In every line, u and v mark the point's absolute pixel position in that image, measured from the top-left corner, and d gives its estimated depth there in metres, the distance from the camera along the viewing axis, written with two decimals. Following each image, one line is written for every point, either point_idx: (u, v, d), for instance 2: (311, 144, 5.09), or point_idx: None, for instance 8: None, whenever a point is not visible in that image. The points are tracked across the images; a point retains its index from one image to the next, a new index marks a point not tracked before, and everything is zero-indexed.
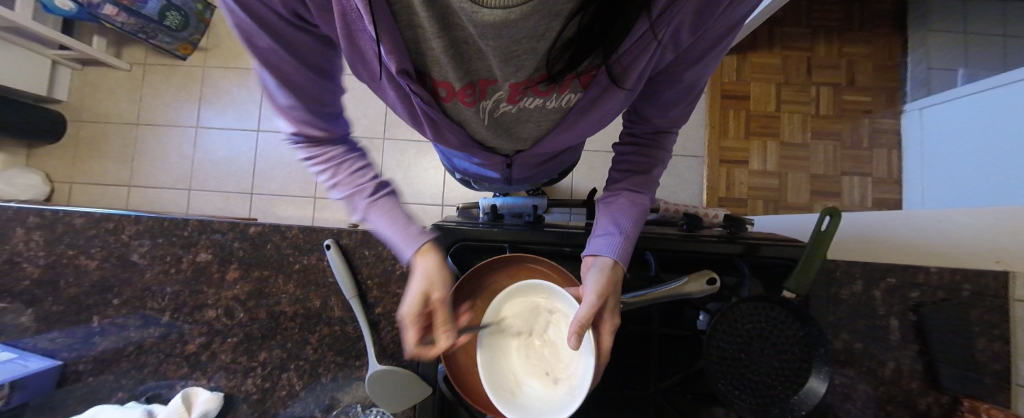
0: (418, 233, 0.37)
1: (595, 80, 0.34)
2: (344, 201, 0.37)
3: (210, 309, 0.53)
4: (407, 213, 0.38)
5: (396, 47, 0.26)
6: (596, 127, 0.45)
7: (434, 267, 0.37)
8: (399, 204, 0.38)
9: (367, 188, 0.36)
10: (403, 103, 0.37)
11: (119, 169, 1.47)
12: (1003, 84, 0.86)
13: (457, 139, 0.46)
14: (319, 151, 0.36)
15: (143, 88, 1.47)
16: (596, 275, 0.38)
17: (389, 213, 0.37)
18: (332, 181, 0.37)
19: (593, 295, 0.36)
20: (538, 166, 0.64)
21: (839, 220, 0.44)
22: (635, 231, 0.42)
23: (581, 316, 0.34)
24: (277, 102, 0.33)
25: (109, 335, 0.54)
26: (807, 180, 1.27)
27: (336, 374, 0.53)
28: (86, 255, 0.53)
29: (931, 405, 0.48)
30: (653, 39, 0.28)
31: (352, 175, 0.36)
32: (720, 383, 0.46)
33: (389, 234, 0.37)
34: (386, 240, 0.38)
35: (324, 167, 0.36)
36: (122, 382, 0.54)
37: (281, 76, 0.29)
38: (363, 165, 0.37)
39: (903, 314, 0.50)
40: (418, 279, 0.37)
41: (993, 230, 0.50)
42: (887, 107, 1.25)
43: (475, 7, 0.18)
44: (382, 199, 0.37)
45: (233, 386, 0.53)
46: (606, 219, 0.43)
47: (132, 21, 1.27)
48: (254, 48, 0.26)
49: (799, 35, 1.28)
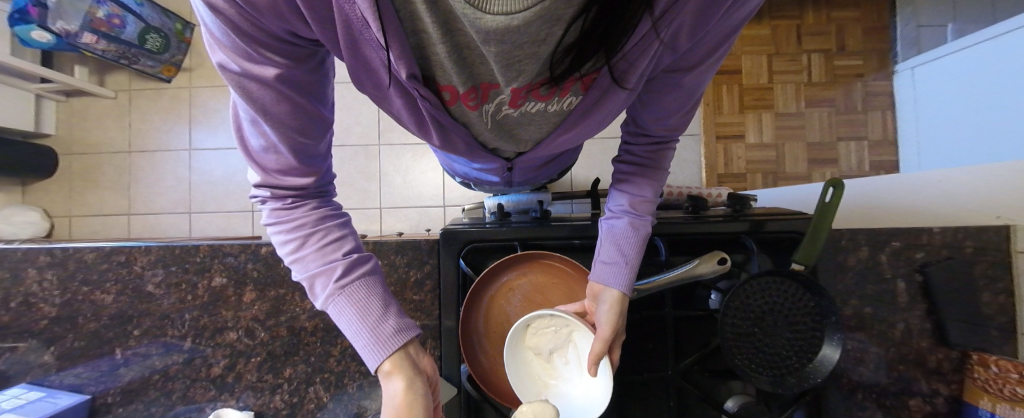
0: (394, 332, 0.31)
1: (596, 81, 0.35)
2: (309, 279, 0.32)
3: (230, 331, 0.54)
4: (385, 299, 0.32)
5: (403, 55, 0.25)
6: (597, 128, 0.45)
7: (404, 392, 0.30)
8: (374, 292, 0.32)
9: (336, 266, 0.31)
10: (410, 110, 0.37)
11: (117, 198, 1.46)
12: (992, 37, 0.86)
13: (463, 143, 0.46)
14: (288, 214, 0.32)
15: (131, 115, 1.45)
16: (606, 307, 0.39)
17: (360, 302, 0.31)
18: (297, 253, 0.32)
19: (605, 329, 0.38)
20: (540, 166, 0.64)
21: (842, 191, 0.44)
22: (637, 260, 0.40)
23: (594, 350, 0.38)
24: (252, 147, 0.30)
25: (133, 366, 0.54)
26: (805, 149, 1.28)
27: (361, 382, 0.54)
28: (100, 290, 0.54)
29: (941, 360, 0.50)
30: (655, 39, 0.28)
31: (322, 249, 0.31)
32: (736, 358, 0.47)
33: (355, 327, 0.30)
34: (350, 338, 0.31)
35: (290, 235, 0.32)
36: (153, 409, 0.55)
37: (257, 111, 0.27)
38: (339, 236, 0.32)
39: (910, 276, 0.51)
40: (388, 410, 0.30)
41: (991, 187, 0.51)
42: (878, 69, 1.25)
43: (477, 14, 0.18)
44: (354, 283, 0.31)
45: (262, 403, 0.54)
46: (608, 245, 0.41)
47: (112, 47, 1.25)
48: (235, 77, 0.25)
49: (786, 3, 1.27)
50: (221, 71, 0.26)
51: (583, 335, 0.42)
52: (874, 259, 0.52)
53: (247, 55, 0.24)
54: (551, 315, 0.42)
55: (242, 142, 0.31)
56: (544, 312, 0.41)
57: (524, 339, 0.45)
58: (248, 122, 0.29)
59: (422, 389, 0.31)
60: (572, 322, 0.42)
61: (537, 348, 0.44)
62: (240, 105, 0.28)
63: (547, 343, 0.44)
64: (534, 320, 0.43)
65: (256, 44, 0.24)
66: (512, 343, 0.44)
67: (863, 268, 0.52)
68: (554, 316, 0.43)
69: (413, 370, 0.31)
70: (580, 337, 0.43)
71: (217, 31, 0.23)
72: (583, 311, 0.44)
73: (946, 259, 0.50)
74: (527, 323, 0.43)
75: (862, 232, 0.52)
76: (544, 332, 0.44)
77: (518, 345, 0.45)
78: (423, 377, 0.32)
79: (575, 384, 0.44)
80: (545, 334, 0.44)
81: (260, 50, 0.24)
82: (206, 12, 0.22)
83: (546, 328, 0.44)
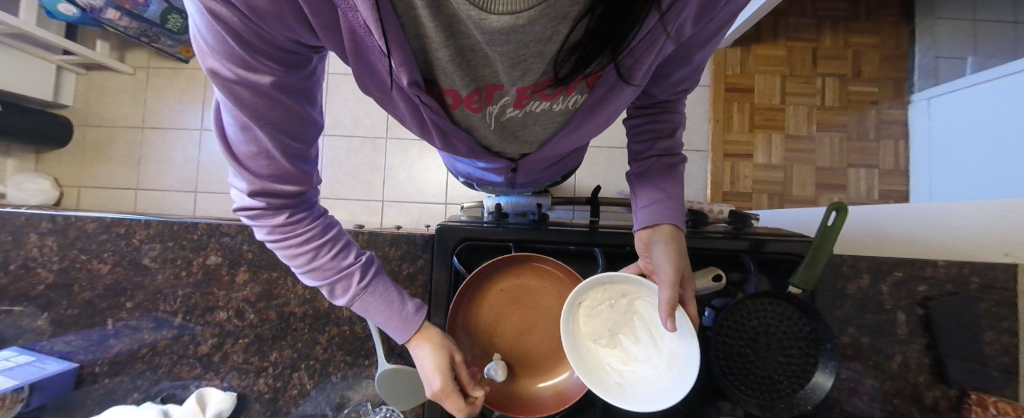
0: (415, 312, 0.39)
1: (602, 80, 0.34)
2: (324, 286, 0.36)
3: (221, 311, 0.54)
4: (399, 291, 0.39)
5: (405, 58, 0.26)
6: (602, 127, 0.45)
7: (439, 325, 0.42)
8: (388, 287, 0.38)
9: (353, 271, 0.36)
10: (413, 114, 0.37)
11: (127, 172, 1.48)
12: (1012, 73, 0.85)
13: (466, 147, 0.46)
14: (292, 228, 0.33)
15: (147, 92, 1.48)
16: (661, 249, 0.42)
17: (381, 296, 0.38)
18: (308, 265, 0.34)
19: (669, 273, 0.40)
20: (543, 170, 0.64)
21: (845, 215, 0.44)
22: (679, 196, 0.44)
23: (666, 298, 0.40)
24: (238, 153, 0.29)
25: (123, 338, 0.55)
26: (813, 173, 1.26)
27: (345, 372, 0.54)
28: (98, 260, 0.54)
29: (938, 398, 0.49)
30: (663, 32, 0.27)
31: (333, 259, 0.35)
32: (725, 378, 0.46)
33: (383, 318, 0.38)
34: (379, 323, 0.39)
35: (297, 249, 0.33)
36: (137, 383, 0.55)
37: (248, 116, 0.26)
38: (344, 244, 0.36)
39: (910, 308, 0.50)
40: (430, 354, 0.39)
41: (1001, 224, 0.50)
42: (893, 98, 1.24)
43: (482, 15, 0.18)
44: (372, 284, 0.37)
45: (246, 385, 0.54)
46: (651, 188, 0.44)
47: (134, 25, 1.27)
48: (226, 84, 0.24)
49: (803, 26, 1.27)
50: (209, 77, 0.24)
51: (648, 298, 0.45)
52: (875, 289, 0.51)
53: (240, 62, 0.23)
54: (605, 286, 0.45)
55: (224, 147, 0.29)
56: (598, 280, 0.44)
57: (580, 327, 0.46)
58: (233, 127, 0.27)
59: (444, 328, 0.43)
60: (632, 287, 0.45)
61: (597, 331, 0.45)
62: (224, 109, 0.27)
63: (607, 322, 0.45)
64: (586, 297, 0.45)
65: (253, 52, 0.23)
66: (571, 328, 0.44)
67: (863, 297, 0.51)
68: (610, 288, 0.45)
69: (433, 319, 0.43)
70: (642, 305, 0.46)
71: (206, 34, 0.22)
72: (641, 270, 0.47)
73: (950, 294, 0.49)
74: (579, 303, 0.45)
75: (863, 260, 0.51)
76: (603, 309, 0.46)
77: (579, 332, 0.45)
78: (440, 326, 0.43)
79: (654, 360, 0.44)
80: (603, 314, 0.46)
81: (258, 56, 0.23)
82: (199, 14, 0.21)
83: (601, 307, 0.45)
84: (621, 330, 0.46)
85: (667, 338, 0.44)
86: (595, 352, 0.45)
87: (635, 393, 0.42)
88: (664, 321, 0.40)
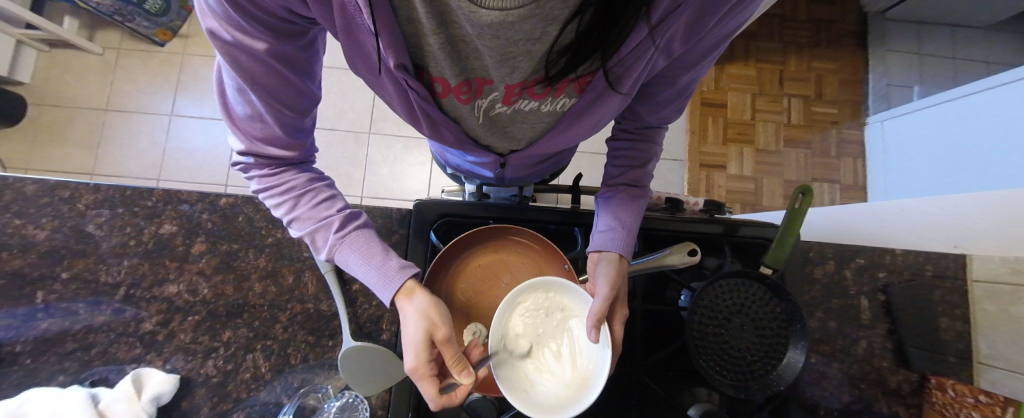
0: (399, 268, 0.36)
1: (591, 85, 0.35)
2: (307, 236, 0.36)
3: (171, 284, 0.50)
4: (384, 245, 0.37)
5: (394, 41, 0.25)
6: (589, 132, 0.46)
7: (431, 301, 0.36)
8: (372, 239, 0.36)
9: (334, 220, 0.35)
10: (401, 98, 0.36)
11: (83, 156, 1.38)
12: (957, 97, 0.93)
13: (454, 137, 0.45)
14: (276, 182, 0.35)
15: (116, 74, 1.41)
16: (604, 267, 0.42)
17: (362, 246, 0.35)
18: (290, 214, 0.35)
19: (605, 287, 0.40)
20: (533, 166, 0.63)
21: (812, 196, 0.45)
22: (635, 225, 0.44)
23: (597, 309, 0.39)
24: (236, 113, 0.31)
25: (54, 315, 0.49)
26: (782, 186, 1.32)
27: (307, 355, 0.50)
28: (34, 225, 0.49)
29: (902, 382, 0.50)
30: (652, 45, 0.28)
31: (314, 208, 0.35)
32: (702, 358, 0.45)
33: (362, 269, 0.35)
34: (361, 279, 0.36)
35: (280, 199, 0.35)
36: (65, 363, 0.48)
37: (246, 82, 0.27)
38: (329, 195, 0.36)
39: (872, 293, 0.52)
40: (416, 322, 0.35)
41: (949, 217, 0.54)
42: (852, 119, 1.33)
43: (473, 8, 0.17)
44: (352, 233, 0.36)
45: (192, 368, 0.49)
46: (607, 214, 0.45)
47: (110, 2, 1.25)
48: (225, 46, 0.24)
49: (771, 50, 1.37)
50: (210, 37, 0.24)
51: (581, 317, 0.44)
52: (839, 274, 0.53)
53: (238, 26, 0.23)
54: (548, 294, 0.44)
55: (223, 104, 0.31)
56: (544, 284, 0.43)
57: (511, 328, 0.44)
58: (233, 88, 0.28)
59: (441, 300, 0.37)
60: (571, 302, 0.44)
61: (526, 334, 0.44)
62: (225, 69, 0.28)
63: (537, 329, 0.44)
64: (525, 300, 0.44)
65: (252, 20, 0.22)
66: (500, 328, 0.43)
67: (829, 281, 0.53)
68: (552, 297, 0.44)
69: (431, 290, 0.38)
70: (575, 323, 0.44)
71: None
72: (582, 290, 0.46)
73: (907, 280, 0.52)
74: (518, 303, 0.44)
75: (828, 246, 0.53)
76: (539, 315, 0.44)
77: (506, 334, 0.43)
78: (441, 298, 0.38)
79: (568, 377, 0.42)
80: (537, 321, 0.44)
81: (255, 24, 0.23)
82: None
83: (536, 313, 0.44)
84: (548, 342, 0.45)
85: (587, 356, 0.42)
86: (515, 357, 0.43)
87: (538, 403, 0.39)
88: (590, 332, 0.39)
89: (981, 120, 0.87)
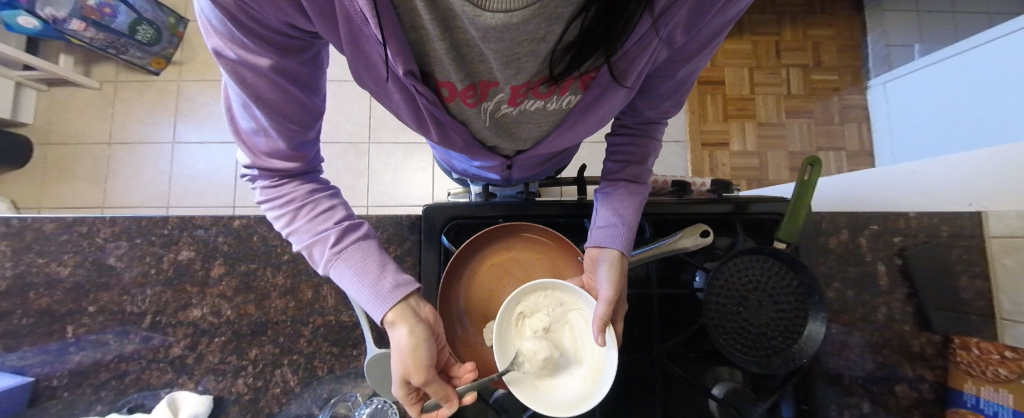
0: (393, 288, 0.33)
1: (595, 81, 0.35)
2: (305, 249, 0.34)
3: (195, 308, 0.51)
4: (383, 259, 0.35)
5: (400, 50, 0.25)
6: (595, 127, 0.46)
7: (408, 338, 0.32)
8: (370, 254, 0.34)
9: (329, 234, 0.33)
10: (408, 105, 0.36)
11: (93, 190, 1.40)
12: (959, 53, 0.91)
13: (461, 141, 0.45)
14: (278, 193, 0.34)
15: (116, 107, 1.42)
16: (606, 268, 0.41)
17: (358, 262, 0.33)
18: (290, 226, 0.34)
19: (607, 291, 0.39)
20: (539, 165, 0.63)
21: (820, 167, 0.44)
22: (634, 221, 0.44)
23: (600, 314, 0.38)
24: (242, 127, 0.31)
25: (86, 347, 0.50)
26: (786, 158, 1.31)
27: (332, 366, 0.51)
28: (57, 262, 0.50)
29: (925, 345, 0.50)
30: (654, 36, 0.28)
31: (312, 220, 0.34)
32: (722, 338, 0.46)
33: (358, 287, 0.33)
34: (355, 298, 0.34)
35: (281, 210, 0.34)
36: (101, 394, 0.50)
37: (249, 96, 0.27)
38: (328, 207, 0.35)
39: (889, 259, 0.52)
40: (394, 359, 0.33)
41: (966, 175, 0.53)
42: (853, 84, 1.32)
43: (477, 11, 0.17)
44: (350, 248, 0.33)
45: (223, 388, 0.50)
46: (607, 210, 0.45)
47: (101, 36, 1.26)
48: (230, 63, 0.25)
49: (765, 22, 1.35)
50: (215, 55, 0.25)
51: (582, 310, 0.43)
52: (854, 242, 0.52)
53: (241, 43, 0.23)
54: (548, 291, 0.43)
55: (231, 120, 0.32)
56: (545, 284, 0.42)
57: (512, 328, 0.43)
58: (238, 103, 0.29)
59: (424, 334, 0.33)
60: (571, 297, 0.43)
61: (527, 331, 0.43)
62: (230, 86, 0.28)
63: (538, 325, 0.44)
64: (525, 299, 0.43)
65: (253, 35, 0.23)
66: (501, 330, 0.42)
67: (844, 251, 0.52)
68: (552, 293, 0.43)
69: (415, 318, 0.33)
70: (575, 315, 0.44)
71: (212, 16, 0.22)
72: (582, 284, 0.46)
73: (922, 243, 0.51)
74: (517, 303, 0.43)
75: (841, 215, 0.53)
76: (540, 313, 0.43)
77: (507, 334, 0.43)
78: (427, 326, 0.34)
79: (573, 368, 0.43)
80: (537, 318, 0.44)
81: (255, 40, 0.23)
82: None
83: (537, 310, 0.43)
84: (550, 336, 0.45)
85: (591, 348, 0.43)
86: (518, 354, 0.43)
87: (548, 398, 0.40)
88: (596, 336, 0.39)
89: (986, 74, 0.85)
